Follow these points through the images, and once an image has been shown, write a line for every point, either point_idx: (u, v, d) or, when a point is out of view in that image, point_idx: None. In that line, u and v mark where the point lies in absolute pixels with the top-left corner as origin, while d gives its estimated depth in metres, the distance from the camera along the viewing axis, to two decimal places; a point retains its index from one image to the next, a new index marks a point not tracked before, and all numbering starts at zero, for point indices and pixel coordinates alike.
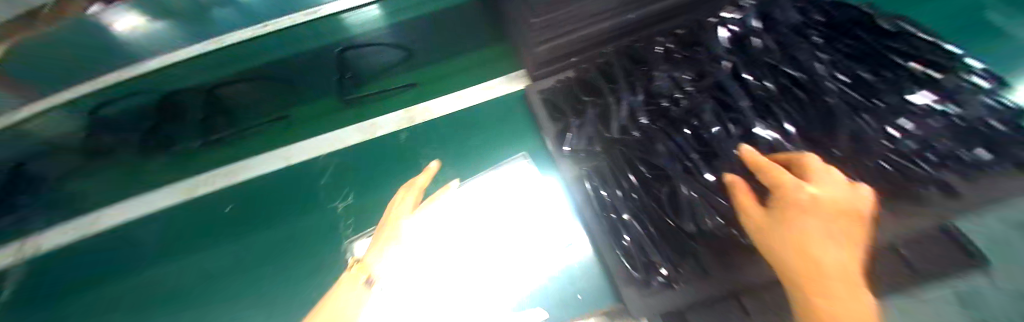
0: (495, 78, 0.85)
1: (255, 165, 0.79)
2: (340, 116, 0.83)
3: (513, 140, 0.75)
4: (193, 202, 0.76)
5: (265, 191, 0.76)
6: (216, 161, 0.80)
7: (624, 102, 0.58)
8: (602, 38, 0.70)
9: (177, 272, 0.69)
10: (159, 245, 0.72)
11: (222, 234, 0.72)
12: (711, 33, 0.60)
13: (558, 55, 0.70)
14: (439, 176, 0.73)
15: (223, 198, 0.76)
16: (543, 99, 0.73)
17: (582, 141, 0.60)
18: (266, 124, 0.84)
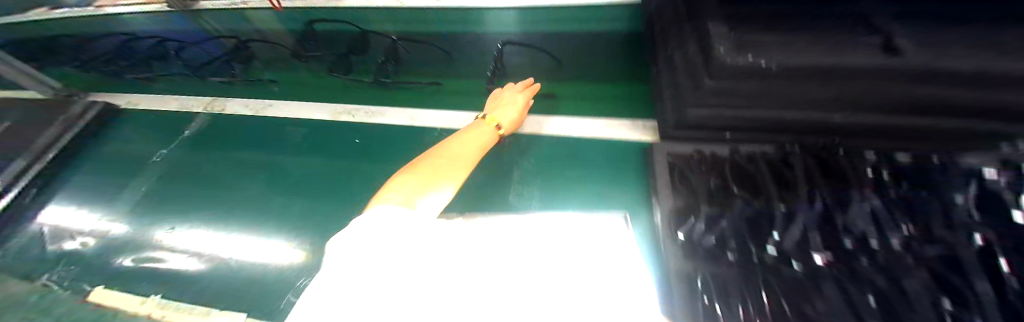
0: (620, 118, 0.82)
1: (394, 117, 0.95)
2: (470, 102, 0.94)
3: (614, 188, 0.70)
4: (343, 127, 0.96)
5: (390, 141, 0.89)
6: (372, 102, 1.00)
7: (795, 225, 0.47)
8: (781, 129, 0.58)
9: (314, 171, 0.88)
10: (309, 146, 0.93)
11: (348, 160, 0.88)
12: (961, 194, 0.44)
13: (712, 124, 0.61)
14: (528, 193, 0.72)
15: (362, 129, 0.94)
16: (671, 162, 0.62)
17: (715, 234, 0.49)
18: (418, 90, 1.00)
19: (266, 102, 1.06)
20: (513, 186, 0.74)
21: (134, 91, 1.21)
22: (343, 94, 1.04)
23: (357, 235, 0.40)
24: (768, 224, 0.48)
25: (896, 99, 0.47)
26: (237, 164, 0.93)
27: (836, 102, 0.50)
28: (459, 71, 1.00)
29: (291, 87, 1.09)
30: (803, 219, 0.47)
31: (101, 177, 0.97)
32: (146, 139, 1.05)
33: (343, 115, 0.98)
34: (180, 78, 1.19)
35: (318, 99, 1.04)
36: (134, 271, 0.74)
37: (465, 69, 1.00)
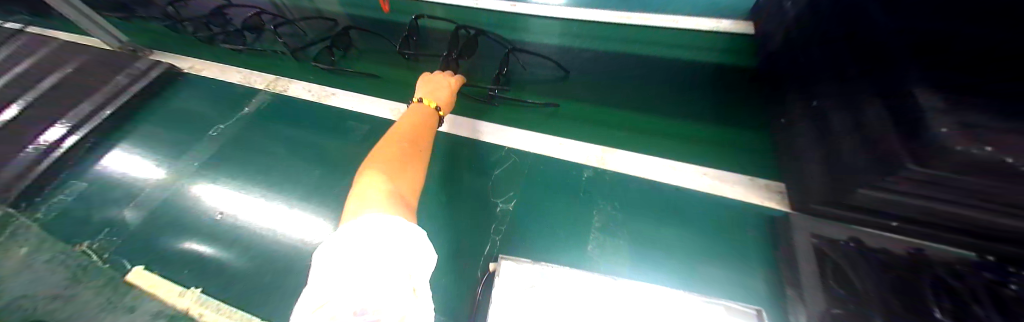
0: (728, 171, 0.70)
1: (460, 124, 0.86)
2: (551, 123, 0.84)
3: (728, 259, 0.57)
4: None
5: (454, 152, 0.79)
6: None
7: None
8: (997, 242, 0.44)
9: None
10: (369, 143, 0.86)
11: None
12: None
13: (892, 213, 0.48)
14: (615, 245, 0.60)
15: None
16: (820, 249, 0.51)
17: None
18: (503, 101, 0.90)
19: (331, 90, 1.01)
20: (596, 235, 0.62)
21: (212, 56, 1.19)
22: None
23: (352, 239, 0.39)
24: None
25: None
26: (289, 152, 0.87)
27: None
28: (565, 94, 0.89)
29: (365, 82, 1.02)
30: None
31: (161, 138, 0.93)
32: (211, 107, 1.01)
33: None
34: (263, 54, 1.15)
35: (388, 97, 0.98)
36: (181, 252, 0.70)
37: (574, 92, 0.89)
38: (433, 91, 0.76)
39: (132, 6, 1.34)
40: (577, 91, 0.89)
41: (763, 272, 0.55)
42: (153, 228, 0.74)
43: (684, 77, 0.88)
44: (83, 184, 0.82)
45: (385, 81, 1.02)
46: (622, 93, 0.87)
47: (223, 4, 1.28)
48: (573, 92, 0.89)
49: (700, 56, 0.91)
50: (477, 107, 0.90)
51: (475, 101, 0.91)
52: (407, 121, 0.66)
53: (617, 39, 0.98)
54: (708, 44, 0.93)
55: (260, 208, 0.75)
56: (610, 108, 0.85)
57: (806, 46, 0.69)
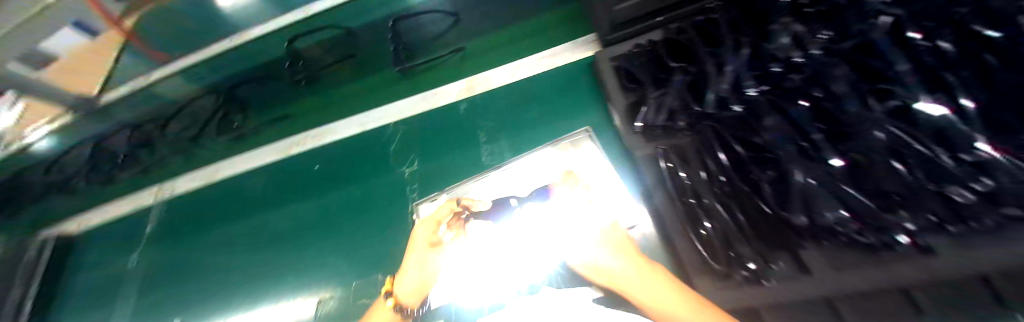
0: (559, 45, 0.82)
1: (340, 129, 0.93)
2: (413, 83, 0.92)
3: (577, 115, 0.71)
4: (300, 161, 0.93)
5: (350, 154, 0.88)
6: (317, 124, 0.97)
7: (724, 64, 0.49)
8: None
9: (282, 216, 0.87)
10: (275, 194, 0.92)
11: (320, 190, 0.87)
12: None
13: (644, 11, 0.61)
14: (498, 149, 0.73)
15: (309, 157, 0.93)
16: (614, 66, 0.66)
17: (662, 114, 0.53)
18: (374, 86, 0.96)
19: (214, 168, 1.02)
20: (483, 147, 0.74)
21: (91, 209, 1.11)
22: (298, 124, 1.00)
23: None
24: (710, 77, 0.50)
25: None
26: (213, 243, 0.90)
27: None
28: (425, 52, 0.94)
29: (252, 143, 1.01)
30: (731, 56, 0.49)
31: (94, 300, 0.94)
32: (119, 253, 1.00)
33: (292, 149, 0.96)
34: (138, 173, 1.07)
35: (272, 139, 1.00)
36: None
37: (430, 46, 0.93)
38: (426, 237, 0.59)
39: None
40: (434, 44, 0.93)
41: (600, 107, 0.70)
42: None
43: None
44: None
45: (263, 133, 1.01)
46: (469, 28, 0.90)
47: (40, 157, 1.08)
48: (432, 47, 0.94)
49: None
50: (352, 100, 0.97)
51: (350, 100, 0.97)
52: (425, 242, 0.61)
53: None
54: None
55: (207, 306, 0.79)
56: (461, 47, 0.91)
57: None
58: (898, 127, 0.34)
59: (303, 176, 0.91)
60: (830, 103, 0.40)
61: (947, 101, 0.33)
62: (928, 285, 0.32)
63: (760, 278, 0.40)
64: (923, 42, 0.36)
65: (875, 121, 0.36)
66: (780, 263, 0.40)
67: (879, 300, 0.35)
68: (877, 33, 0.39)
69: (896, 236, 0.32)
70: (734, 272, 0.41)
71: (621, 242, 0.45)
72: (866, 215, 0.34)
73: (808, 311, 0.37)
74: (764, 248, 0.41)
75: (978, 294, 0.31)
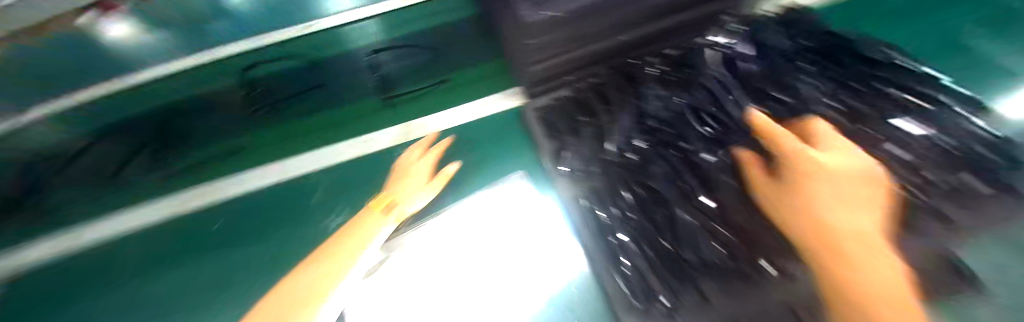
0: (490, 94, 0.87)
1: (237, 182, 0.78)
2: (337, 128, 0.84)
3: (506, 156, 0.76)
4: (182, 223, 0.74)
5: (248, 208, 0.75)
6: (208, 174, 0.79)
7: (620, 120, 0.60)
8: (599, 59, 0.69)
9: (153, 288, 0.66)
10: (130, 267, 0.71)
11: (197, 260, 0.68)
12: (703, 63, 0.62)
13: (554, 73, 0.70)
14: (433, 196, 0.70)
15: (188, 218, 0.74)
16: (538, 116, 0.72)
17: (579, 161, 0.60)
18: (288, 128, 0.84)
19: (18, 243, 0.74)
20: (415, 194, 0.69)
21: None
22: (177, 176, 0.79)
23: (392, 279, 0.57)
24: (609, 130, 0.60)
25: (655, 10, 0.61)
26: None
27: (623, 24, 0.63)
28: (345, 96, 0.87)
29: (95, 205, 0.75)
30: (623, 113, 0.61)
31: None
32: None
33: (165, 211, 0.75)
34: None
35: (124, 198, 0.76)
36: None
37: (357, 88, 0.88)
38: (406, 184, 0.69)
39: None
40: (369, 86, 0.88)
41: (530, 151, 0.75)
42: None
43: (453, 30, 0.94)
44: None
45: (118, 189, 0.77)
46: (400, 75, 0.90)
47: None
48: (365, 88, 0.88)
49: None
50: (254, 150, 0.81)
51: (254, 147, 0.82)
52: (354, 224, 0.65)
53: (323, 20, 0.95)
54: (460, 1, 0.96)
55: None
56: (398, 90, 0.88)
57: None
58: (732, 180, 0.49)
59: (184, 241, 0.72)
60: (692, 154, 0.52)
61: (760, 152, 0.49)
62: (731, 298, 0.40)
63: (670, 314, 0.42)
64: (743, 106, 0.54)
65: (726, 170, 0.50)
66: (686, 296, 0.43)
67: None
68: (713, 100, 0.57)
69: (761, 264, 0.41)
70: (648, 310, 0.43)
71: (869, 171, 0.42)
72: (722, 241, 0.44)
73: None
74: (670, 280, 0.44)
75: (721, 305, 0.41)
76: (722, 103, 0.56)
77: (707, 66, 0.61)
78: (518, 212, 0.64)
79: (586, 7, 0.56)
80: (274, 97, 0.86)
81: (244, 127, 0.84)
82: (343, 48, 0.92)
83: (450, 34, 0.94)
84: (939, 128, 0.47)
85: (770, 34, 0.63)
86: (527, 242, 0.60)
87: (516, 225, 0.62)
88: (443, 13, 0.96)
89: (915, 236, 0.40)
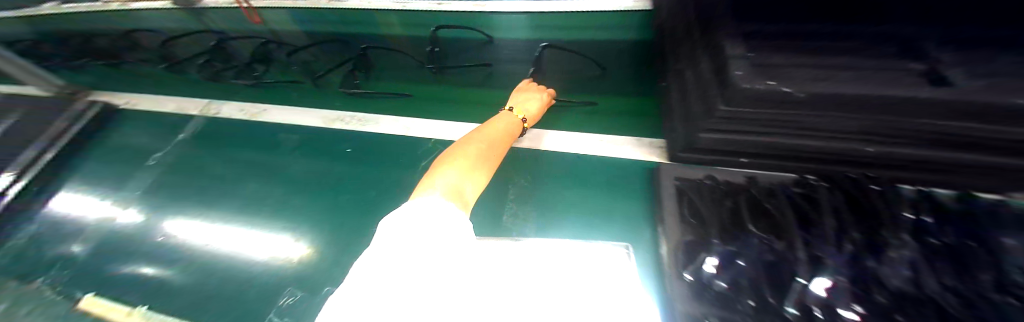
0: (624, 134, 0.79)
1: (389, 122, 0.94)
2: (476, 110, 0.92)
3: (616, 205, 0.67)
4: (344, 138, 0.93)
5: (386, 147, 0.89)
6: (379, 105, 0.99)
7: (823, 254, 0.43)
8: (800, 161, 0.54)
9: (312, 179, 0.87)
10: (301, 152, 0.93)
11: (343, 172, 0.86)
12: (987, 255, 0.42)
13: (727, 149, 0.57)
14: (523, 214, 0.68)
15: (349, 135, 0.94)
16: (678, 188, 0.59)
17: (733, 275, 0.45)
18: (445, 94, 0.98)
19: (260, 107, 1.07)
20: (509, 204, 0.70)
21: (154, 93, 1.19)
22: (359, 100, 1.01)
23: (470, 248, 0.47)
24: (796, 256, 0.43)
25: (923, 132, 0.44)
26: (241, 164, 0.94)
27: (861, 132, 0.47)
28: (495, 85, 0.96)
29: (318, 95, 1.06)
30: (827, 247, 0.44)
31: (108, 170, 0.97)
32: (160, 139, 1.04)
33: (336, 124, 0.97)
34: (210, 78, 1.16)
35: (331, 99, 1.04)
36: (128, 277, 0.73)
37: (507, 81, 0.96)
38: (526, 103, 0.78)
39: (75, 55, 1.33)
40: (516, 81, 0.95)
41: (648, 216, 0.64)
42: (98, 262, 0.76)
43: (615, 58, 0.92)
44: (34, 226, 0.85)
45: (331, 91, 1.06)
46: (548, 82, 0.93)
47: (168, 35, 1.25)
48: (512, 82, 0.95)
49: (621, 23, 0.95)
50: (414, 103, 0.98)
51: (413, 101, 0.99)
52: (501, 123, 0.69)
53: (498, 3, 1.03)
54: (634, 31, 0.93)
55: (214, 236, 0.78)
56: None
57: (674, 14, 0.75)
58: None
59: (339, 153, 0.91)
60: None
61: None
62: None
63: None
64: None
65: None
66: None
67: None
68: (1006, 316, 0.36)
69: None
70: None
71: None
72: None
73: None
74: None
75: None
76: None
77: (996, 263, 0.41)
78: (607, 277, 0.52)
79: (828, 93, 0.43)
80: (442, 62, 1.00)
81: (415, 80, 1.02)
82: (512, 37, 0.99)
83: (611, 60, 0.93)
84: None
85: None
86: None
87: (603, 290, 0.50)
88: (612, 34, 0.94)
89: None
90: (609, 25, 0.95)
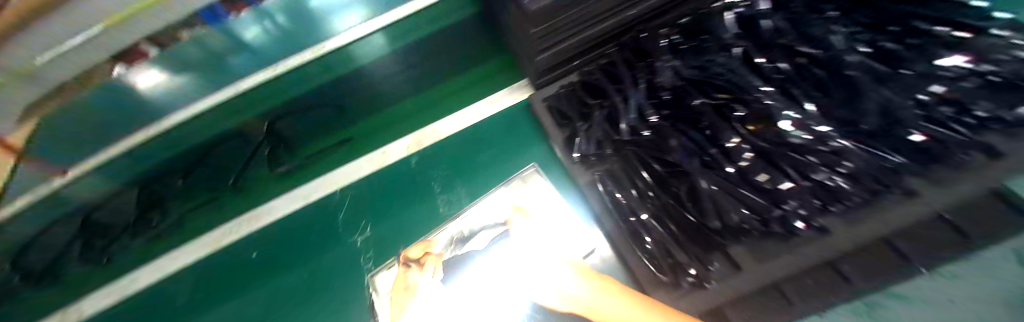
0: (497, 91, 0.85)
1: (277, 209, 0.82)
2: (349, 149, 0.86)
3: (520, 148, 0.76)
4: (237, 249, 0.80)
5: (285, 235, 0.79)
6: (255, 205, 0.84)
7: (632, 99, 0.55)
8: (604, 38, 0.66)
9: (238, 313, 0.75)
10: (201, 298, 0.78)
11: (260, 279, 0.77)
12: (715, 22, 0.55)
13: (559, 61, 0.68)
14: (455, 198, 0.73)
15: (245, 247, 0.80)
16: (546, 106, 0.72)
17: (592, 146, 0.59)
18: (359, 134, 0.87)
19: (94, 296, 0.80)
20: (440, 198, 0.74)
21: None
22: (228, 213, 0.84)
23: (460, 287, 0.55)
24: (621, 111, 0.56)
25: None
26: None
27: (627, 1, 0.59)
28: (357, 118, 0.88)
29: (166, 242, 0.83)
30: (633, 90, 0.56)
31: None
32: None
33: (221, 243, 0.81)
34: None
35: (189, 235, 0.83)
36: None
37: (366, 105, 0.89)
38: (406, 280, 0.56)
39: None
40: (373, 102, 0.89)
41: (543, 140, 0.75)
42: None
43: (457, 31, 0.89)
44: None
45: (187, 222, 0.84)
46: (409, 84, 0.89)
47: None
48: (372, 104, 0.89)
49: None
50: (320, 160, 0.86)
51: (286, 179, 0.85)
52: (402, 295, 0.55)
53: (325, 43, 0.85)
54: None
55: None
56: (404, 101, 0.88)
57: None
58: (794, 155, 0.44)
59: (246, 267, 0.78)
60: (721, 134, 0.48)
61: (794, 105, 0.46)
62: (845, 256, 0.44)
63: (702, 281, 0.47)
64: (765, 64, 0.50)
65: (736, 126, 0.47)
66: (716, 262, 0.48)
67: (811, 276, 0.45)
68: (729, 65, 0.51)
69: (794, 224, 0.43)
70: (681, 281, 0.48)
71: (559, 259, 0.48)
72: (759, 210, 0.44)
73: (765, 305, 0.46)
74: (698, 252, 0.48)
75: (842, 267, 0.44)
76: (739, 65, 0.51)
77: (720, 26, 0.55)
78: (541, 209, 0.63)
79: None
80: (337, 114, 0.88)
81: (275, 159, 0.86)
82: (367, 57, 0.86)
83: (451, 33, 0.89)
84: (971, 58, 0.44)
85: None
86: (571, 237, 0.59)
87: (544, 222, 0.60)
88: None
89: (941, 189, 0.42)
90: None
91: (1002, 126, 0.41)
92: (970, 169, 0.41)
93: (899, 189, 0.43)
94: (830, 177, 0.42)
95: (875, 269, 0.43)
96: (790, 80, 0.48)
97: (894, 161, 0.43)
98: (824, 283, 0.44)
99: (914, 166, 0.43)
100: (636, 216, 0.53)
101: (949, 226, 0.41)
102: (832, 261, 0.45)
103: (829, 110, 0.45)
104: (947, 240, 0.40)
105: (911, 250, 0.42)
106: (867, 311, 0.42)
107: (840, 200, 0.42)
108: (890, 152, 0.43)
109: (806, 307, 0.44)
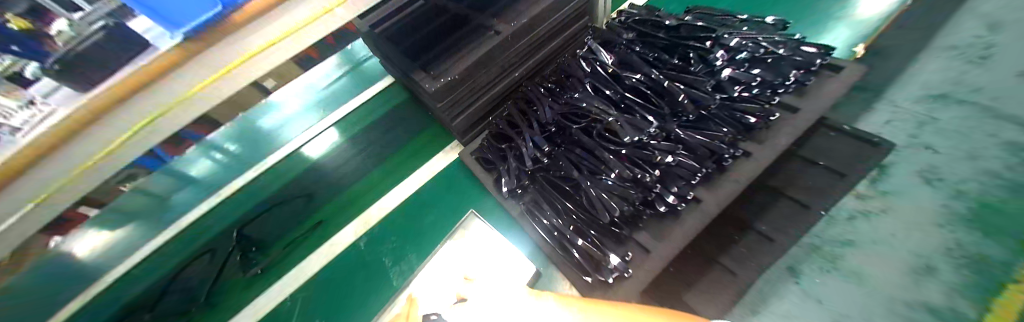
0: (433, 156, 0.93)
1: None
2: (299, 250, 0.84)
3: (462, 203, 0.83)
4: None
5: None
6: None
7: (530, 139, 0.67)
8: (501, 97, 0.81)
9: None
10: None
11: None
12: (573, 69, 0.71)
13: (473, 121, 0.81)
14: (406, 266, 0.78)
15: None
16: (476, 158, 0.81)
17: (514, 179, 0.67)
18: (330, 213, 0.89)
19: None
20: (391, 270, 0.78)
21: None
22: None
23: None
24: (523, 149, 0.67)
25: (519, 48, 0.74)
26: None
27: (505, 69, 0.76)
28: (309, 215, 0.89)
29: None
30: (531, 132, 0.68)
31: None
32: None
33: None
34: None
35: None
36: None
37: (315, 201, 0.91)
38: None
39: None
40: (320, 198, 0.91)
41: (482, 191, 0.83)
42: None
43: (390, 119, 1.02)
44: None
45: None
46: (354, 172, 0.95)
47: None
48: (319, 199, 0.92)
49: (377, 89, 1.07)
50: (290, 252, 0.85)
51: (237, 297, 0.80)
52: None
53: (272, 157, 0.98)
54: (391, 93, 1.06)
55: None
56: (351, 187, 0.92)
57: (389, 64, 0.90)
58: (641, 151, 0.57)
59: None
60: (595, 149, 0.60)
61: (628, 122, 0.58)
62: (761, 219, 0.66)
63: (621, 272, 0.54)
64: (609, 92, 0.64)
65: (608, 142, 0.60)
66: (631, 251, 0.56)
67: (745, 246, 0.64)
68: (588, 98, 0.64)
69: (667, 201, 0.55)
70: (607, 277, 0.55)
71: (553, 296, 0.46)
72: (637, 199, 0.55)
73: (716, 281, 0.63)
74: (614, 247, 0.57)
75: (762, 228, 0.65)
76: (593, 98, 0.64)
77: (577, 70, 0.70)
78: (486, 251, 0.67)
79: (471, 66, 0.68)
80: (288, 219, 0.89)
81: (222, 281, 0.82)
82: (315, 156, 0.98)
83: (385, 121, 1.01)
84: (731, 54, 0.62)
85: (608, 33, 0.74)
86: (516, 270, 0.65)
87: (493, 270, 0.64)
88: (370, 105, 1.05)
89: (763, 144, 0.57)
90: (369, 103, 1.05)
91: (789, 91, 0.61)
92: (774, 125, 0.58)
93: (738, 152, 0.56)
94: (676, 158, 0.56)
95: (793, 216, 0.64)
96: (634, 97, 0.63)
97: (720, 134, 0.57)
98: (754, 249, 0.63)
99: (740, 136, 0.59)
100: (560, 231, 0.61)
101: (826, 170, 0.66)
102: (753, 226, 0.66)
103: (661, 113, 0.60)
104: (828, 180, 0.65)
105: (795, 196, 0.66)
106: (829, 264, 0.60)
107: (695, 172, 0.55)
108: (715, 127, 0.58)
109: (745, 274, 0.61)
